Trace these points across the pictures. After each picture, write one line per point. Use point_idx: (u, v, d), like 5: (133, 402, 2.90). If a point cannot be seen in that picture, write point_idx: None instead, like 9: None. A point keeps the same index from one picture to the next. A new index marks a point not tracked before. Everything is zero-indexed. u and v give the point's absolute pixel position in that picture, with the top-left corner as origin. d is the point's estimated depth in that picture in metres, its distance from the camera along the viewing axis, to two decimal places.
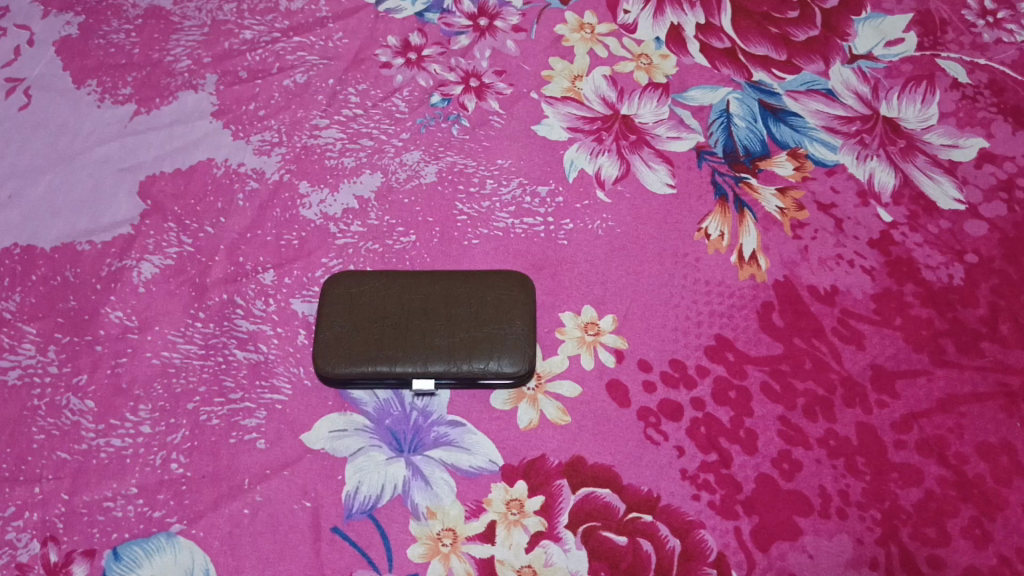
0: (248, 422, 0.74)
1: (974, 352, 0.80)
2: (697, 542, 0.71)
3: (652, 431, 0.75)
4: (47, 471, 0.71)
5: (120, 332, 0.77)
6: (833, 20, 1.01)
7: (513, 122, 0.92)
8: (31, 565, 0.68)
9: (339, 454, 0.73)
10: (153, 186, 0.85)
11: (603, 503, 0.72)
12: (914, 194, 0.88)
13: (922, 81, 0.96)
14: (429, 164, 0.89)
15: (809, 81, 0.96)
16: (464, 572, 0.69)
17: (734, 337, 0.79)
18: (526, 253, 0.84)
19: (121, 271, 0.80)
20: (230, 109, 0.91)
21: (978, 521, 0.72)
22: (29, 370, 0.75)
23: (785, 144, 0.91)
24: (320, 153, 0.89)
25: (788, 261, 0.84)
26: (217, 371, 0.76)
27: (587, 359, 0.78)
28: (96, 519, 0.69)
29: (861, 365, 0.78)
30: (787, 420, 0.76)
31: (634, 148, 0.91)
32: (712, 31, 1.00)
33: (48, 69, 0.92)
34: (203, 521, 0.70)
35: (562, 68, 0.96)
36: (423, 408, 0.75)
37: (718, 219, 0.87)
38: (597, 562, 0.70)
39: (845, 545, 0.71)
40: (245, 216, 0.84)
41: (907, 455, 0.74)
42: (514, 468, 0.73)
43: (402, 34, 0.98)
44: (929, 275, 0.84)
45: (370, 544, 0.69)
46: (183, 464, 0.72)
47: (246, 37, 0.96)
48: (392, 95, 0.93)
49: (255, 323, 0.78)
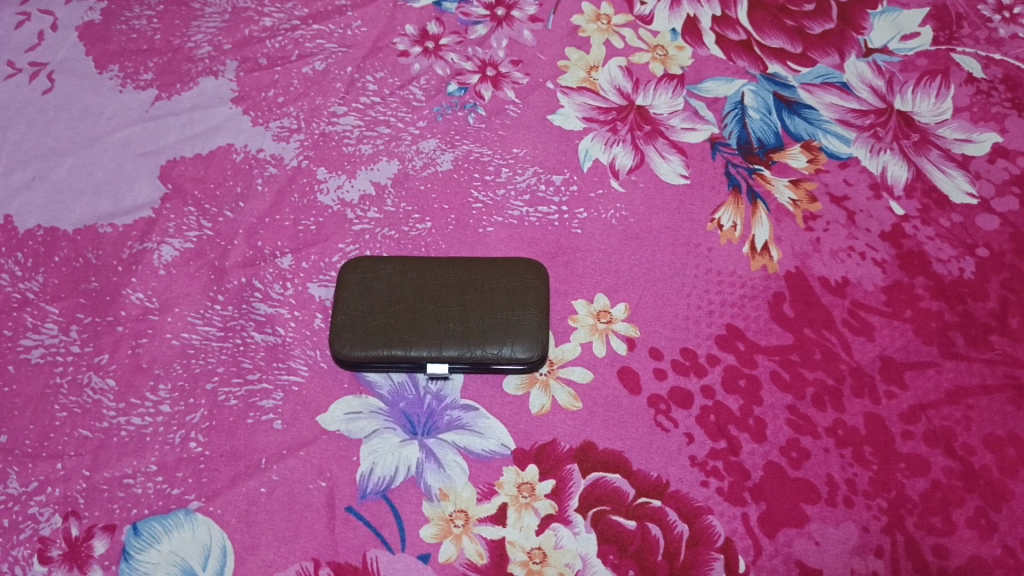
0: (266, 403, 0.75)
1: (983, 345, 0.80)
2: (704, 527, 0.72)
3: (662, 418, 0.76)
4: (69, 447, 0.73)
5: (141, 313, 0.79)
6: (849, 13, 1.01)
7: (529, 111, 0.93)
8: (53, 539, 0.69)
9: (354, 436, 0.74)
10: (174, 170, 0.87)
11: (612, 487, 0.73)
12: (927, 188, 0.89)
13: (937, 76, 0.97)
14: (445, 152, 0.90)
15: (824, 74, 0.97)
16: (475, 553, 0.70)
17: (745, 327, 0.80)
18: (540, 240, 0.85)
19: (142, 253, 0.82)
20: (249, 95, 0.92)
21: (983, 511, 0.73)
22: (52, 349, 0.77)
23: (799, 136, 0.92)
24: (338, 140, 0.90)
25: (800, 252, 0.85)
26: (235, 353, 0.77)
27: (600, 346, 0.79)
28: (116, 495, 0.71)
29: (870, 356, 0.79)
30: (796, 409, 0.77)
31: (649, 139, 0.91)
32: (728, 23, 1.00)
33: (71, 54, 0.94)
34: (220, 498, 0.71)
35: (577, 58, 0.97)
36: (437, 392, 0.77)
37: (731, 210, 0.87)
38: (606, 545, 0.71)
39: (851, 533, 0.72)
40: (264, 201, 0.85)
41: (914, 445, 0.75)
42: (526, 452, 0.74)
43: (420, 23, 0.99)
44: (939, 268, 0.84)
45: (384, 524, 0.71)
46: (201, 443, 0.73)
47: (266, 24, 0.97)
48: (410, 84, 0.94)
49: (273, 306, 0.80)
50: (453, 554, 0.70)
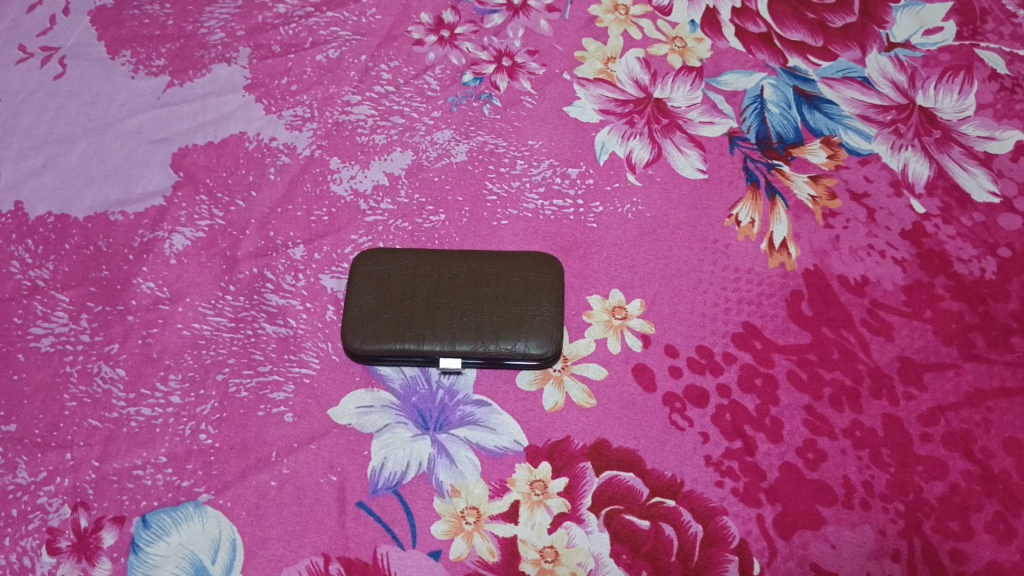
0: (276, 395, 0.74)
1: (1004, 346, 0.79)
2: (719, 528, 0.71)
3: (677, 417, 0.75)
4: (79, 437, 0.72)
5: (151, 303, 0.78)
6: (871, 7, 0.99)
7: (545, 102, 0.91)
8: (62, 530, 0.69)
9: (365, 430, 0.73)
10: (186, 158, 0.86)
11: (626, 487, 0.72)
12: (948, 186, 0.87)
13: (961, 71, 0.95)
14: (460, 143, 0.88)
15: (845, 69, 0.95)
16: (486, 550, 0.69)
17: (762, 325, 0.79)
18: (555, 235, 0.83)
19: (152, 242, 0.81)
20: (262, 83, 0.91)
21: (1002, 516, 0.71)
22: (62, 338, 0.76)
23: (819, 131, 0.90)
24: (352, 129, 0.88)
25: (818, 250, 0.83)
26: (246, 344, 0.77)
27: (614, 343, 0.78)
28: (126, 486, 0.71)
29: (889, 357, 0.78)
30: (813, 410, 0.75)
31: (666, 132, 0.90)
32: (748, 15, 0.98)
33: (83, 39, 0.93)
34: (230, 492, 0.71)
35: (594, 49, 0.95)
36: (449, 387, 0.76)
37: (749, 206, 0.86)
38: (619, 544, 0.70)
39: (868, 535, 0.71)
40: (276, 191, 0.84)
41: (932, 448, 0.74)
42: (538, 449, 0.73)
43: (435, 12, 0.97)
44: (960, 268, 0.83)
45: (395, 520, 0.70)
46: (212, 435, 0.73)
47: (280, 11, 0.96)
48: (424, 73, 0.93)
49: (285, 298, 0.79)
50: (464, 551, 0.69)
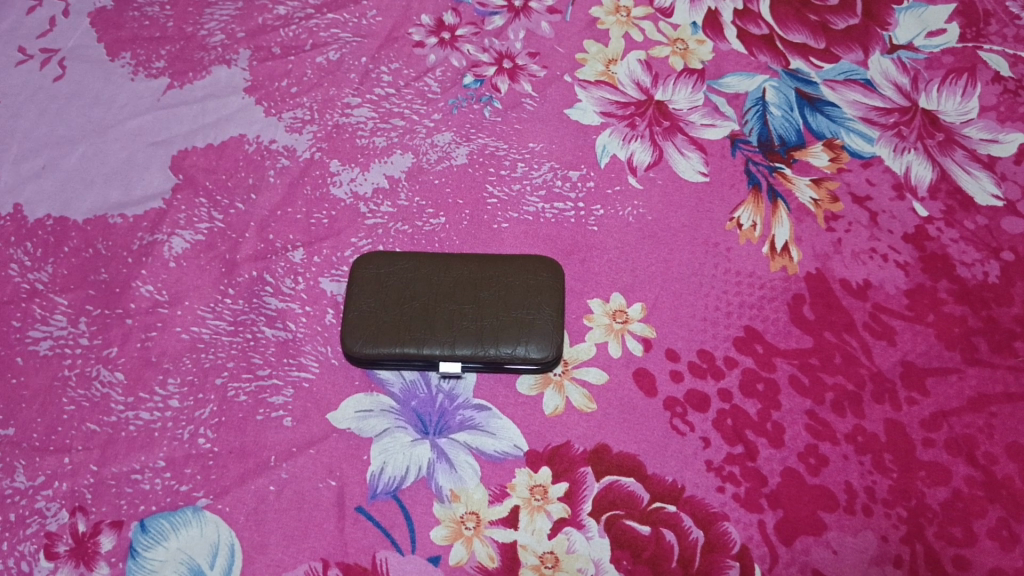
0: (275, 399, 0.74)
1: (1007, 351, 0.78)
2: (720, 534, 0.70)
3: (678, 422, 0.74)
4: (77, 441, 0.72)
5: (150, 306, 0.78)
6: (873, 9, 0.99)
7: (546, 105, 0.91)
8: (60, 534, 0.69)
9: (364, 434, 0.73)
10: (186, 161, 0.85)
11: (627, 492, 0.72)
12: (951, 189, 0.87)
13: (964, 73, 0.94)
14: (460, 145, 0.88)
15: (847, 71, 0.94)
16: (486, 556, 0.69)
17: (764, 329, 0.79)
18: (556, 238, 0.83)
19: (152, 245, 0.81)
20: (262, 85, 0.90)
21: (1005, 522, 0.71)
22: (61, 341, 0.76)
23: (821, 134, 0.90)
24: (352, 132, 0.88)
25: (821, 254, 0.83)
26: (245, 347, 0.76)
27: (615, 347, 0.78)
28: (124, 491, 0.70)
29: (892, 361, 0.77)
30: (815, 415, 0.75)
31: (668, 135, 0.89)
32: (750, 18, 0.98)
33: (83, 40, 0.92)
34: (229, 496, 0.70)
35: (595, 51, 0.95)
36: (449, 391, 0.75)
37: (751, 209, 0.85)
38: (619, 550, 0.70)
39: (870, 541, 0.70)
40: (276, 193, 0.84)
41: (935, 453, 0.74)
42: (538, 454, 0.73)
43: (436, 13, 0.97)
44: (963, 272, 0.82)
45: (394, 525, 0.70)
46: (210, 439, 0.72)
47: (280, 12, 0.95)
48: (425, 75, 0.92)
49: (284, 301, 0.79)
50: (464, 557, 0.69)
